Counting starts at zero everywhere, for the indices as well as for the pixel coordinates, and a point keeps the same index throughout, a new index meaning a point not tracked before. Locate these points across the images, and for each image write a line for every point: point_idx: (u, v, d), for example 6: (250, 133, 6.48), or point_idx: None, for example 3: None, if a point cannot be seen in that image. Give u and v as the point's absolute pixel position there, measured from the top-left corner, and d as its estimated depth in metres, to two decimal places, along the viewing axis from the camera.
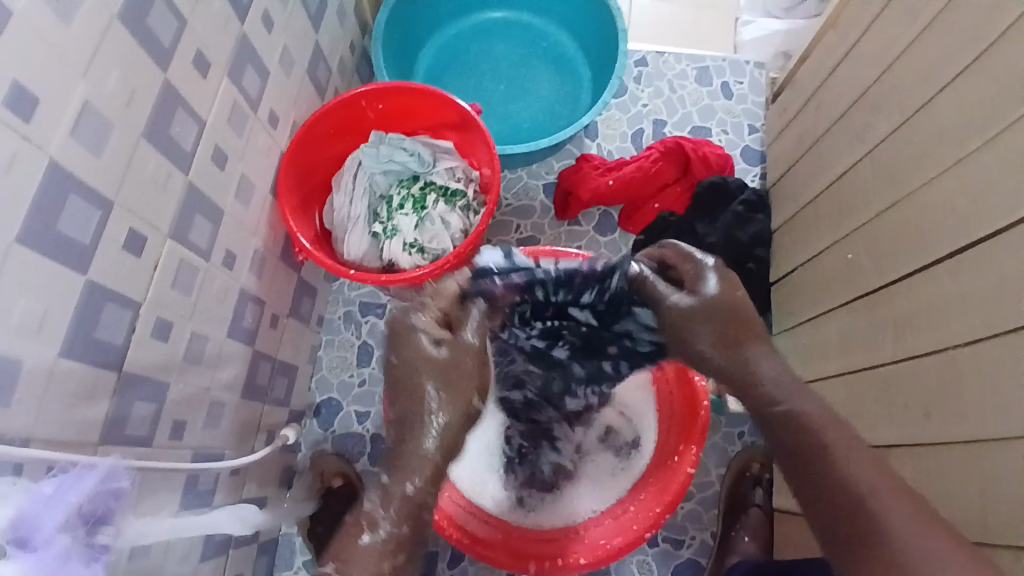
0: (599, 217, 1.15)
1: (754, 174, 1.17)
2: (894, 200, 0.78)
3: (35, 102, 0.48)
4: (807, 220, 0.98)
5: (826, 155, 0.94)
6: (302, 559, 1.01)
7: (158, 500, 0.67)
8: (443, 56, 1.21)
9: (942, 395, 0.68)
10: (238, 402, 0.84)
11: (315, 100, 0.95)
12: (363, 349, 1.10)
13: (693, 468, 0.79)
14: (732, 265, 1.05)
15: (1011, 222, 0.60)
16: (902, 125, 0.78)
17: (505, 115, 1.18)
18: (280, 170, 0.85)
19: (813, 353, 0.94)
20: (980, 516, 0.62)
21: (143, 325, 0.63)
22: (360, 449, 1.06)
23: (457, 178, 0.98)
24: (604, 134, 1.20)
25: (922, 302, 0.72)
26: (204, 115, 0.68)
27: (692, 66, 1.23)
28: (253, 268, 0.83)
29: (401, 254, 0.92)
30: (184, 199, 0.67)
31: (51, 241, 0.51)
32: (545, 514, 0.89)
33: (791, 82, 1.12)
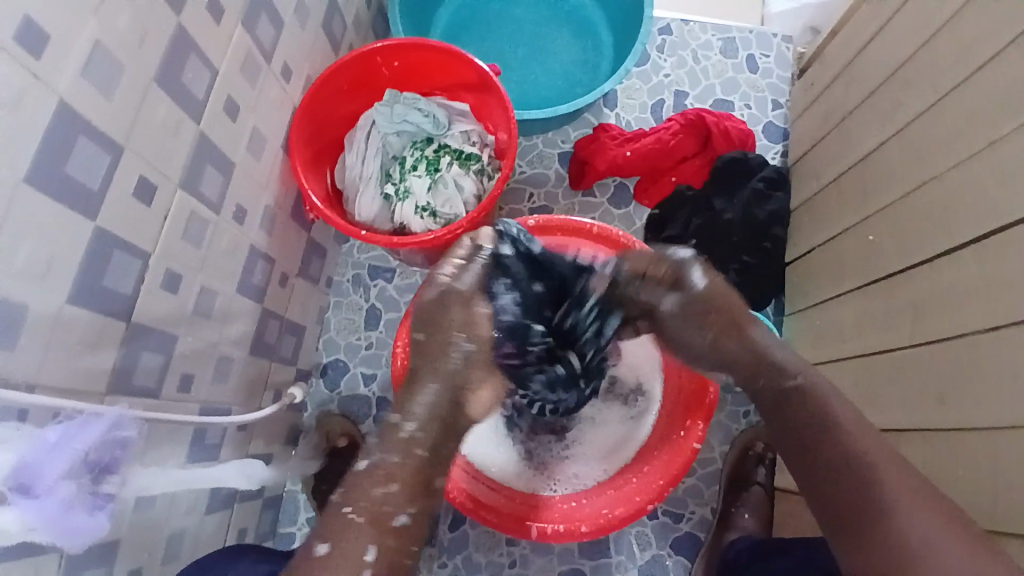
0: (615, 189, 1.13)
1: (776, 151, 1.14)
2: (921, 181, 0.75)
3: (45, 40, 0.47)
4: (828, 200, 0.95)
5: (853, 133, 0.91)
6: (306, 516, 1.02)
7: (166, 450, 0.68)
8: (461, 15, 1.17)
9: (958, 382, 0.66)
10: (246, 359, 0.84)
11: (330, 55, 0.92)
12: (371, 313, 1.09)
13: (699, 444, 0.80)
14: (748, 243, 1.03)
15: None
16: (934, 104, 0.75)
17: (523, 79, 1.15)
18: (293, 126, 0.83)
19: (827, 335, 0.93)
20: (991, 503, 0.61)
21: (152, 276, 0.62)
22: (366, 411, 1.06)
23: (472, 142, 0.95)
24: (624, 103, 1.16)
25: (943, 287, 0.70)
26: (216, 64, 0.66)
27: (718, 36, 1.19)
28: (263, 224, 0.82)
29: (413, 217, 0.90)
30: (194, 149, 0.65)
31: (59, 183, 0.50)
32: (551, 463, 0.91)
33: (820, 57, 1.08)
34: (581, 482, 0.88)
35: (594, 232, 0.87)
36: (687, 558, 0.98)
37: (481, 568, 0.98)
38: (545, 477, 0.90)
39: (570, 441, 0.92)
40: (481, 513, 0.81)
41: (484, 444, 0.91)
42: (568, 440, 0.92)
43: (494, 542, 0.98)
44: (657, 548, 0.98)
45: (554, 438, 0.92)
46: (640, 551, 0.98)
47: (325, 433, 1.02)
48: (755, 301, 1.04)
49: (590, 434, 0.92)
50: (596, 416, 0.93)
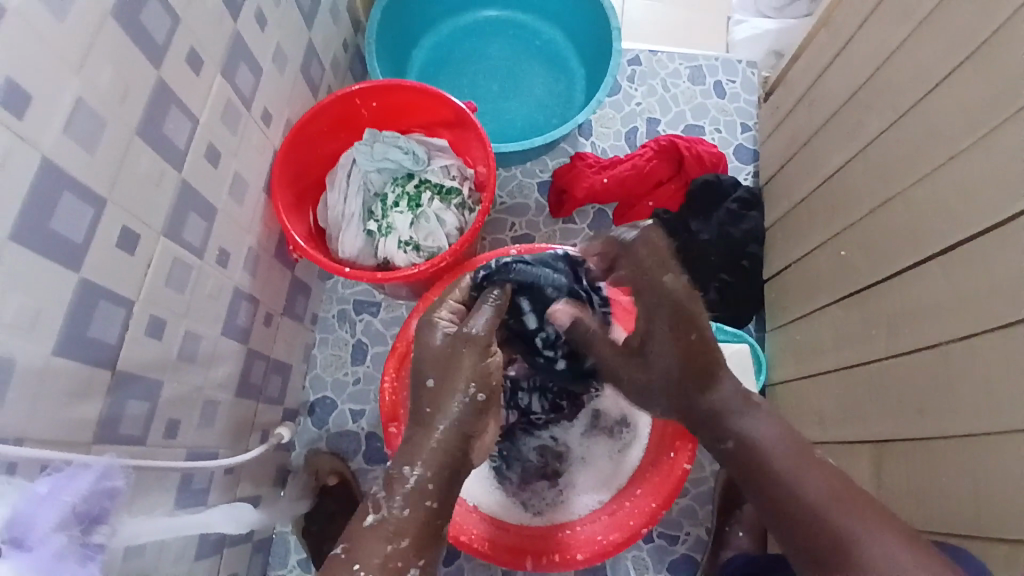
0: (593, 215, 1.15)
1: (747, 172, 1.18)
2: (886, 198, 0.78)
3: (28, 100, 0.48)
4: (799, 218, 0.98)
5: (818, 154, 0.95)
6: (297, 559, 1.01)
7: (152, 499, 0.67)
8: (437, 54, 1.21)
9: (934, 391, 0.68)
10: (232, 401, 0.84)
11: (309, 98, 0.95)
12: (358, 348, 1.09)
13: (689, 465, 0.80)
14: (726, 263, 1.05)
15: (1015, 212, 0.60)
16: (892, 126, 0.79)
17: (499, 113, 1.18)
18: (275, 168, 0.85)
19: (806, 350, 0.95)
20: (973, 511, 0.63)
21: (136, 323, 0.63)
22: (355, 447, 1.06)
23: (452, 176, 0.97)
24: (598, 132, 1.20)
25: (914, 299, 0.72)
26: (197, 113, 0.68)
27: (685, 65, 1.24)
28: (247, 266, 0.83)
29: (396, 252, 0.91)
30: (177, 197, 0.66)
31: (43, 237, 0.51)
32: (547, 511, 0.88)
33: (784, 81, 1.13)
34: (575, 514, 0.87)
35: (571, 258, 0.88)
36: None
37: None
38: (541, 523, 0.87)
39: (564, 484, 0.90)
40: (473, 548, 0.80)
41: (469, 491, 0.88)
42: (561, 483, 0.90)
43: (490, 575, 0.97)
44: (654, 572, 0.98)
45: (547, 484, 0.90)
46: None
47: (313, 472, 1.01)
48: (737, 319, 1.06)
49: (582, 471, 0.90)
50: (585, 455, 0.91)
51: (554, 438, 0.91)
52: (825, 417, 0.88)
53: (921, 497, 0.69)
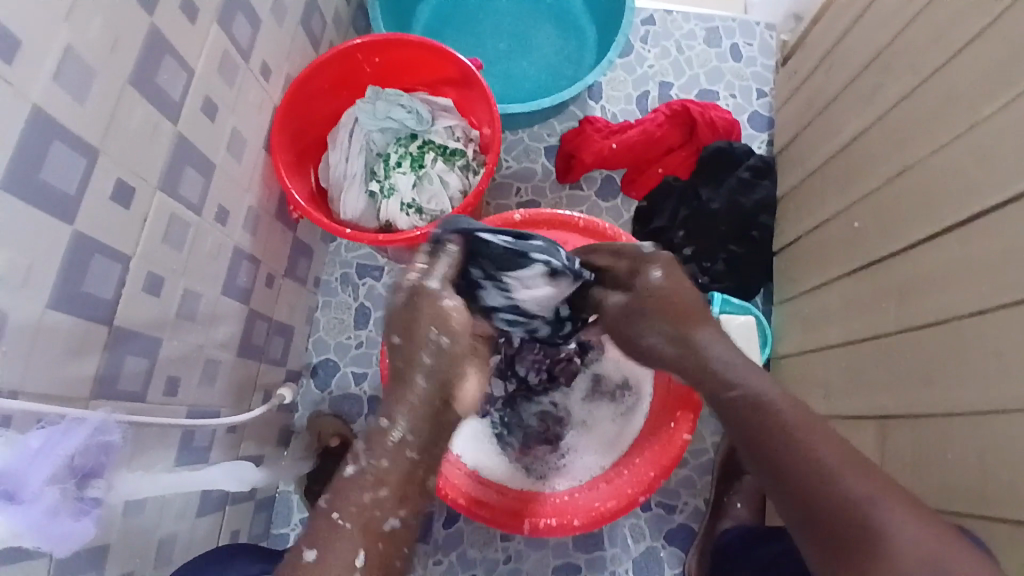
0: (601, 182, 1.13)
1: (761, 140, 1.14)
2: (904, 167, 0.75)
3: (17, 45, 0.46)
4: (813, 188, 0.95)
5: (835, 121, 0.91)
6: (300, 517, 1.02)
7: (153, 455, 0.67)
8: (443, 10, 1.17)
9: (942, 366, 0.67)
10: (233, 361, 0.84)
11: (310, 53, 0.92)
12: (360, 312, 1.09)
13: (690, 435, 0.79)
14: (735, 233, 1.03)
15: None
16: (913, 90, 0.75)
17: (506, 73, 1.15)
18: (274, 125, 0.83)
19: (814, 322, 0.93)
20: (978, 487, 0.62)
21: (133, 280, 0.62)
22: (357, 410, 1.06)
23: (456, 138, 0.94)
24: (609, 95, 1.16)
25: (927, 272, 0.70)
26: (192, 64, 0.65)
27: (701, 26, 1.19)
28: (247, 225, 0.82)
29: (399, 215, 0.90)
30: (173, 151, 0.65)
31: (34, 189, 0.49)
32: (550, 476, 0.88)
33: (803, 44, 1.08)
34: (577, 479, 0.86)
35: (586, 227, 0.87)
36: (681, 549, 0.98)
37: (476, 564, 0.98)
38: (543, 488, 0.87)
39: (566, 449, 0.90)
40: (474, 512, 0.80)
41: (469, 455, 0.88)
42: (563, 449, 0.91)
43: (490, 538, 0.99)
44: (652, 540, 0.99)
45: (550, 449, 0.91)
46: (635, 542, 0.99)
47: (316, 433, 1.02)
48: (745, 291, 1.04)
49: (585, 435, 0.91)
50: (586, 419, 0.92)
51: (554, 404, 0.93)
52: (830, 388, 0.87)
53: (926, 472, 0.69)
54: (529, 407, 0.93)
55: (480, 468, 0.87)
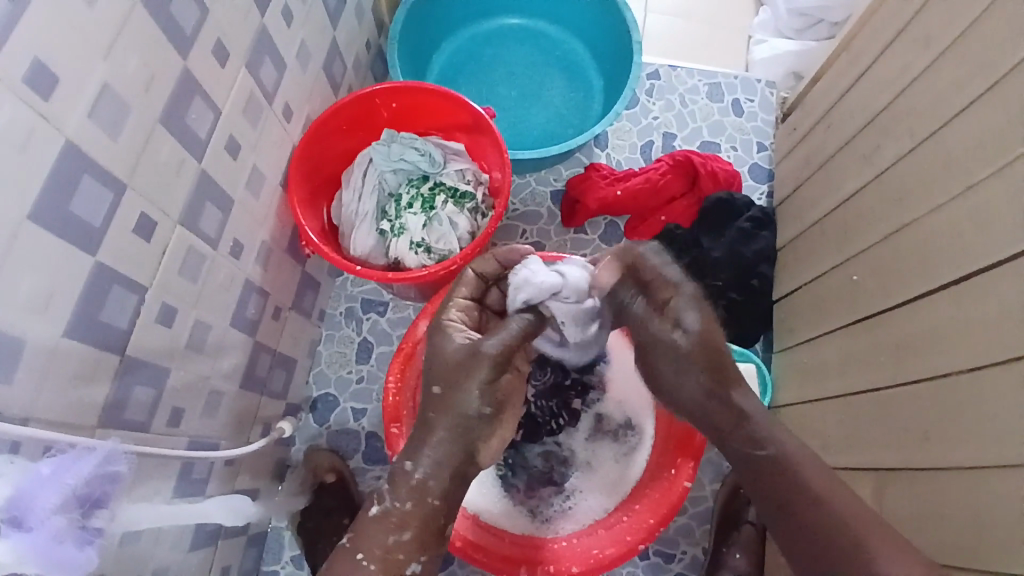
0: (605, 226, 1.15)
1: (761, 192, 1.18)
2: (901, 224, 0.78)
3: (56, 84, 0.48)
4: (811, 240, 0.98)
5: (834, 177, 0.95)
6: (291, 554, 1.00)
7: (152, 486, 0.67)
8: (458, 59, 1.22)
9: (940, 423, 0.67)
10: (236, 392, 0.84)
11: (330, 96, 0.95)
12: (363, 346, 1.09)
13: (690, 483, 0.79)
14: (735, 281, 1.05)
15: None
16: (909, 152, 0.78)
17: (516, 120, 1.19)
18: (292, 163, 0.85)
19: (812, 372, 0.94)
20: (974, 546, 0.62)
21: (147, 310, 0.63)
22: (355, 446, 1.05)
23: (466, 180, 0.97)
24: (614, 144, 1.20)
25: (923, 328, 0.72)
26: (219, 105, 0.68)
27: (704, 81, 1.24)
28: (259, 259, 0.83)
29: (407, 253, 0.91)
30: (196, 186, 0.67)
31: (62, 219, 0.51)
32: (555, 519, 0.87)
33: (802, 102, 1.13)
34: (583, 521, 0.85)
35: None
36: None
37: None
38: (548, 532, 0.85)
39: (570, 491, 0.89)
40: (478, 560, 0.79)
41: (472, 498, 0.87)
42: (567, 490, 0.89)
43: None
44: None
45: (554, 491, 0.89)
46: None
47: (312, 469, 1.01)
48: (744, 338, 1.05)
49: (590, 475, 0.90)
50: (590, 459, 0.91)
51: (557, 443, 0.91)
52: (828, 440, 0.87)
53: (924, 527, 0.68)
54: (533, 443, 0.91)
55: (484, 510, 0.86)
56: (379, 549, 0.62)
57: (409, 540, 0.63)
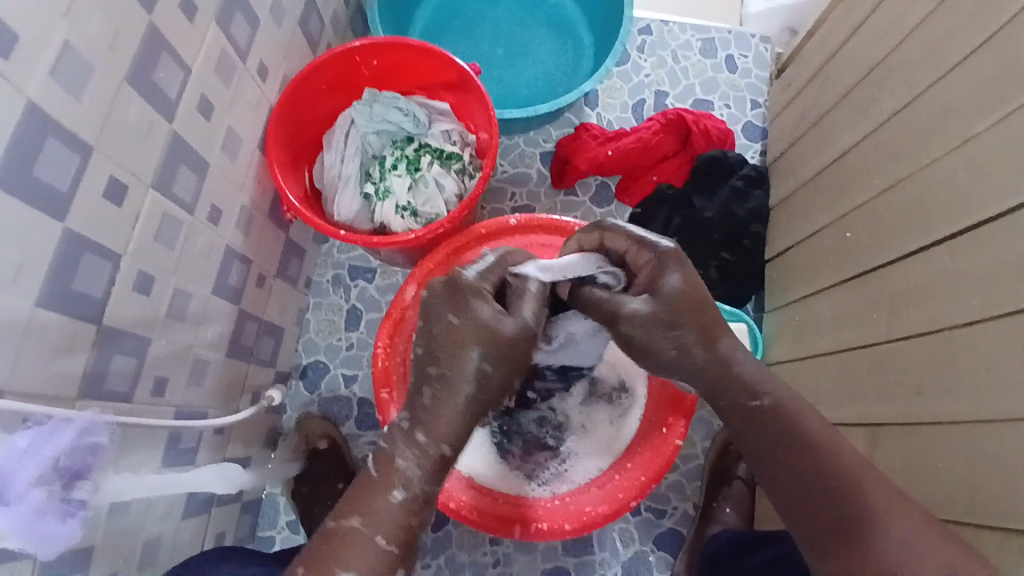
0: (596, 188, 1.13)
1: (754, 150, 1.15)
2: (896, 180, 0.76)
3: (14, 40, 0.45)
4: (805, 198, 0.96)
5: (829, 133, 0.92)
6: (287, 520, 1.01)
7: (138, 456, 0.66)
8: (443, 14, 1.17)
9: (933, 380, 0.68)
10: (222, 361, 0.83)
11: (307, 54, 0.91)
12: (352, 313, 1.08)
13: (682, 441, 0.79)
14: (727, 241, 1.03)
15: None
16: (905, 106, 0.76)
17: (504, 78, 1.15)
18: (270, 125, 0.82)
19: (804, 331, 0.94)
20: (964, 498, 0.63)
21: (124, 278, 0.61)
22: (347, 412, 1.05)
23: (453, 141, 0.94)
24: (605, 103, 1.17)
25: (916, 286, 0.71)
26: (189, 63, 0.65)
27: (697, 37, 1.20)
28: (239, 224, 0.81)
29: (393, 217, 0.89)
30: (168, 149, 0.64)
31: (28, 185, 0.49)
32: (551, 482, 0.86)
33: (797, 57, 1.09)
34: (577, 482, 0.85)
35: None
36: (670, 554, 0.98)
37: (464, 568, 0.97)
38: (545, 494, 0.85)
39: (566, 455, 0.88)
40: (473, 522, 0.79)
41: (467, 464, 0.85)
42: (563, 454, 0.88)
43: (478, 542, 0.98)
44: (641, 544, 0.98)
45: (550, 455, 0.88)
46: (624, 546, 0.98)
47: (305, 436, 1.01)
48: (736, 298, 1.05)
49: (585, 437, 0.88)
50: (585, 422, 0.89)
51: (551, 409, 0.88)
52: (820, 396, 0.88)
53: (917, 480, 0.69)
54: (527, 411, 0.88)
55: (481, 475, 0.86)
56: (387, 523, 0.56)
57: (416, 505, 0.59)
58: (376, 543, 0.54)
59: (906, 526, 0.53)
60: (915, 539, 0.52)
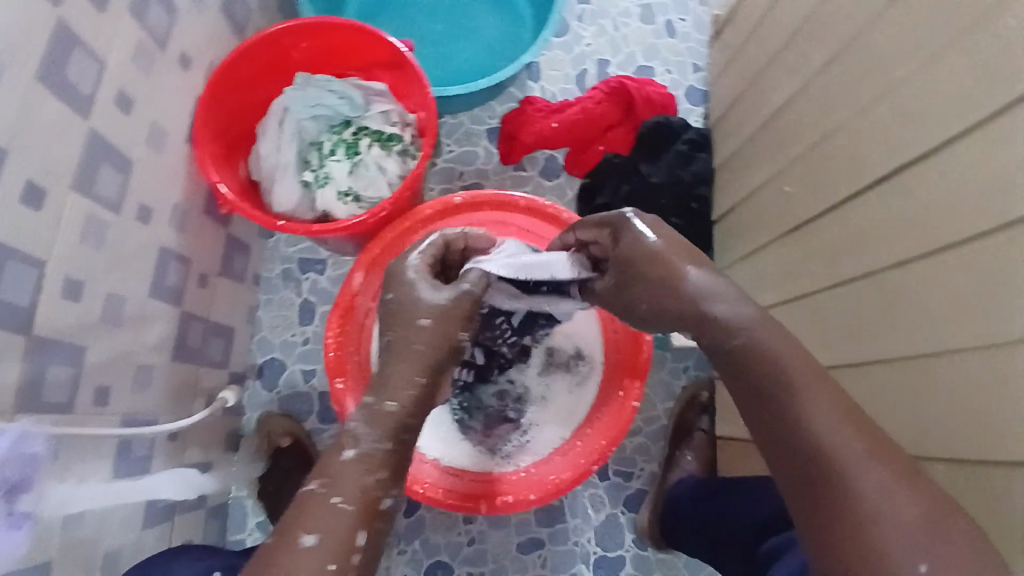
0: (544, 161, 1.12)
1: (698, 114, 1.16)
2: (827, 131, 0.77)
3: None
4: (746, 156, 0.97)
5: (766, 90, 0.93)
6: (256, 521, 0.99)
7: (86, 468, 0.64)
8: None
9: (872, 326, 0.70)
10: (168, 365, 0.80)
11: (233, 40, 0.87)
12: (305, 307, 1.05)
13: (638, 402, 0.80)
14: (676, 206, 1.04)
15: (955, 134, 0.58)
16: (834, 58, 0.77)
17: (442, 56, 1.13)
18: (196, 116, 0.79)
19: (751, 287, 0.96)
20: (909, 434, 0.65)
21: (51, 285, 0.58)
22: (308, 408, 1.03)
23: (392, 123, 0.91)
24: (548, 75, 1.16)
25: (849, 235, 0.73)
26: (102, 55, 0.61)
27: (635, 3, 1.20)
28: (173, 222, 0.78)
29: (335, 204, 0.86)
30: (87, 148, 0.61)
31: None
32: (514, 455, 0.86)
33: (733, 18, 1.10)
34: (540, 453, 0.85)
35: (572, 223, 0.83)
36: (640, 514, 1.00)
37: (440, 549, 0.98)
38: (508, 468, 0.85)
39: (528, 426, 0.87)
40: (437, 503, 0.79)
41: (430, 446, 0.86)
42: (524, 426, 0.88)
43: (452, 523, 0.98)
44: (611, 508, 1.00)
45: (511, 428, 0.87)
46: (595, 512, 1.00)
47: (266, 434, 0.98)
48: None
49: (546, 408, 0.88)
50: (545, 393, 0.89)
51: (510, 381, 0.88)
52: None
53: None
54: (486, 384, 0.87)
55: (443, 456, 0.85)
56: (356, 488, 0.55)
57: (388, 478, 0.57)
58: (336, 503, 0.54)
59: (873, 472, 0.49)
60: (879, 486, 0.48)
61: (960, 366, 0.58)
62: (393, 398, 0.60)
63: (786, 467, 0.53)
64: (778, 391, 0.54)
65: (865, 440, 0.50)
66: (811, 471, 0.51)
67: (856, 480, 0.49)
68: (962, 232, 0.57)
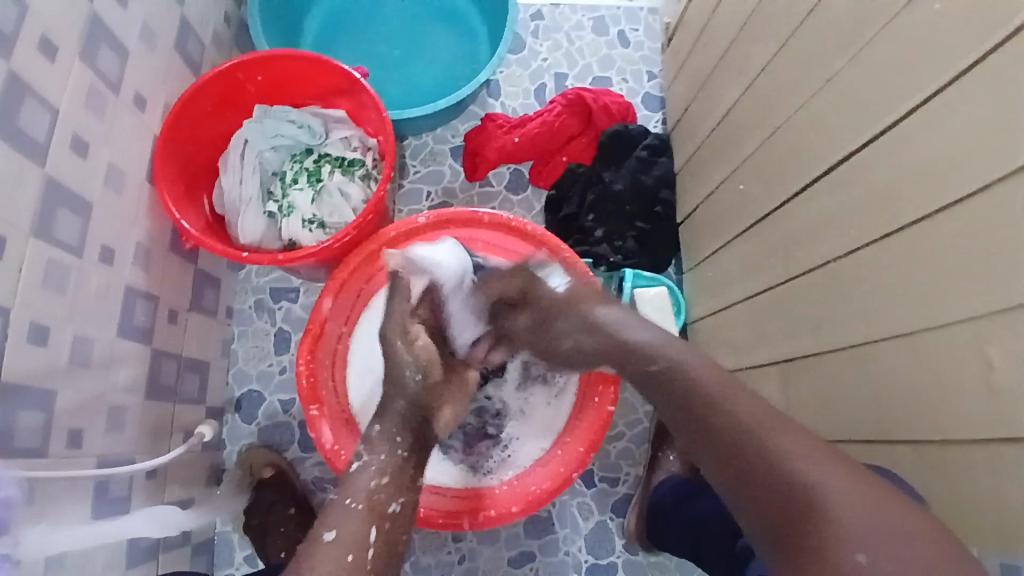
0: (510, 176, 1.14)
1: (656, 120, 1.19)
2: (774, 128, 0.79)
3: None
4: (703, 158, 0.99)
5: (716, 93, 0.96)
6: (243, 556, 0.98)
7: (63, 512, 0.63)
8: (333, 22, 1.16)
9: (829, 314, 0.71)
10: (143, 405, 0.80)
11: (189, 77, 0.88)
12: (280, 337, 1.05)
13: (613, 406, 0.80)
14: (641, 210, 1.06)
15: (889, 121, 0.60)
16: (773, 57, 0.80)
17: (402, 79, 1.14)
18: (155, 157, 0.79)
19: (717, 286, 0.98)
20: (874, 418, 0.67)
21: (14, 332, 0.58)
22: (289, 438, 1.03)
23: (353, 148, 0.92)
24: (507, 91, 1.18)
25: (802, 227, 0.75)
26: (54, 101, 0.62)
27: (588, 16, 1.23)
28: (138, 261, 0.78)
29: (301, 232, 0.87)
30: (44, 194, 0.61)
31: None
32: (496, 470, 0.87)
33: (682, 24, 1.13)
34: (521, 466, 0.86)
35: (533, 233, 0.85)
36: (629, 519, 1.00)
37: (431, 571, 0.97)
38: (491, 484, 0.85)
39: (508, 441, 0.88)
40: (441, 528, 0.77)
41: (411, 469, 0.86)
42: (505, 441, 0.89)
43: (442, 543, 0.98)
44: (600, 515, 1.00)
45: (492, 444, 0.88)
46: (584, 520, 1.00)
47: (248, 467, 0.98)
48: (658, 264, 1.07)
49: (525, 421, 0.89)
50: (523, 407, 0.90)
51: (487, 398, 0.90)
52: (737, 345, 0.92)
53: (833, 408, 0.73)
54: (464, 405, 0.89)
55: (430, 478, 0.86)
56: (364, 493, 0.63)
57: None
58: (347, 505, 0.62)
59: (837, 475, 0.49)
60: (844, 492, 0.48)
61: (913, 348, 0.60)
62: (380, 421, 0.69)
63: (735, 484, 0.55)
64: (742, 430, 0.56)
65: (823, 454, 0.52)
66: (776, 484, 0.51)
67: (827, 493, 0.48)
68: (902, 217, 0.59)
